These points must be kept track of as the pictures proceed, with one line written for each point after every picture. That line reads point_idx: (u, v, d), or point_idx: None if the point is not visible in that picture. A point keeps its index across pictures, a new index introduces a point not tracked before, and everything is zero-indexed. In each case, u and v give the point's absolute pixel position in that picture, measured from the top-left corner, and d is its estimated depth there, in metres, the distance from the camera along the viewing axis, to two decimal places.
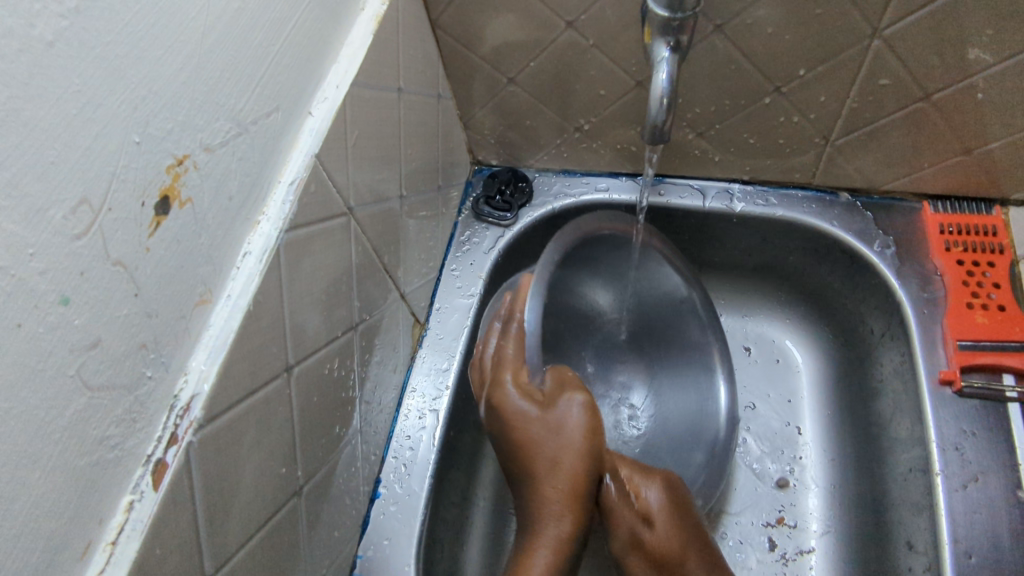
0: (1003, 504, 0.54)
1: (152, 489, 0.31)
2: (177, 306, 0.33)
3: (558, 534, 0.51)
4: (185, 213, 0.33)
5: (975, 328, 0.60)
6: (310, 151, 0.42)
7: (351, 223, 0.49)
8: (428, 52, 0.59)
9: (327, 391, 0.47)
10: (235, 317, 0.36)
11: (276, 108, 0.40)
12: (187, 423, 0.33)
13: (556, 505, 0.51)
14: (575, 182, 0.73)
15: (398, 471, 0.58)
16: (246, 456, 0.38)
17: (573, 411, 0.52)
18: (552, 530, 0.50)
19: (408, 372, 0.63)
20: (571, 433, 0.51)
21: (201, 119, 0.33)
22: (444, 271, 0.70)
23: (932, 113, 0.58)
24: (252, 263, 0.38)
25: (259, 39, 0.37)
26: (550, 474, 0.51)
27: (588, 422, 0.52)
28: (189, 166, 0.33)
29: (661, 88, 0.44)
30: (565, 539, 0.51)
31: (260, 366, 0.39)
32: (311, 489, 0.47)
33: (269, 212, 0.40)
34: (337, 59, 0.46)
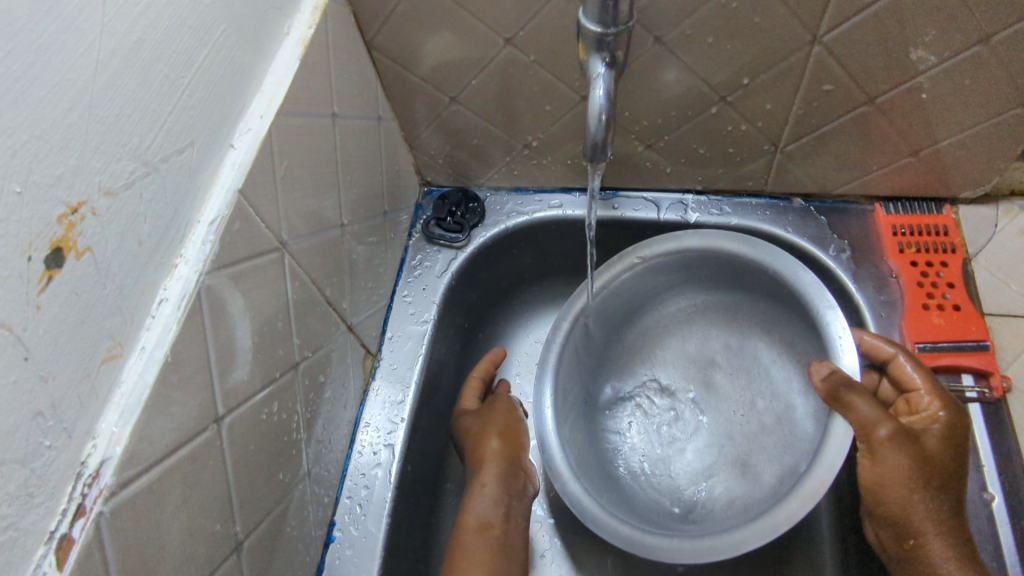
0: (969, 507, 0.53)
1: (56, 570, 0.28)
2: (79, 366, 0.30)
3: (485, 501, 0.53)
4: (82, 262, 0.30)
5: (932, 329, 0.60)
6: (231, 186, 0.40)
7: (285, 258, 0.46)
8: (364, 75, 0.58)
9: (267, 437, 0.45)
10: (150, 370, 0.34)
11: (190, 143, 0.37)
12: (97, 491, 0.31)
13: (486, 474, 0.55)
14: (527, 200, 0.72)
15: (353, 512, 0.56)
16: (173, 516, 0.35)
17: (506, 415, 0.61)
18: (481, 497, 0.54)
19: (361, 406, 0.61)
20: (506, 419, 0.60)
21: (98, 161, 0.31)
22: (396, 297, 0.68)
23: (877, 116, 0.58)
24: (169, 310, 0.35)
25: (164, 71, 0.35)
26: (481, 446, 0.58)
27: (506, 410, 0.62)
28: (86, 213, 0.30)
29: (599, 104, 0.43)
30: (489, 513, 0.52)
31: (185, 418, 0.36)
32: (254, 542, 0.44)
33: (188, 254, 0.37)
34: (260, 88, 0.44)
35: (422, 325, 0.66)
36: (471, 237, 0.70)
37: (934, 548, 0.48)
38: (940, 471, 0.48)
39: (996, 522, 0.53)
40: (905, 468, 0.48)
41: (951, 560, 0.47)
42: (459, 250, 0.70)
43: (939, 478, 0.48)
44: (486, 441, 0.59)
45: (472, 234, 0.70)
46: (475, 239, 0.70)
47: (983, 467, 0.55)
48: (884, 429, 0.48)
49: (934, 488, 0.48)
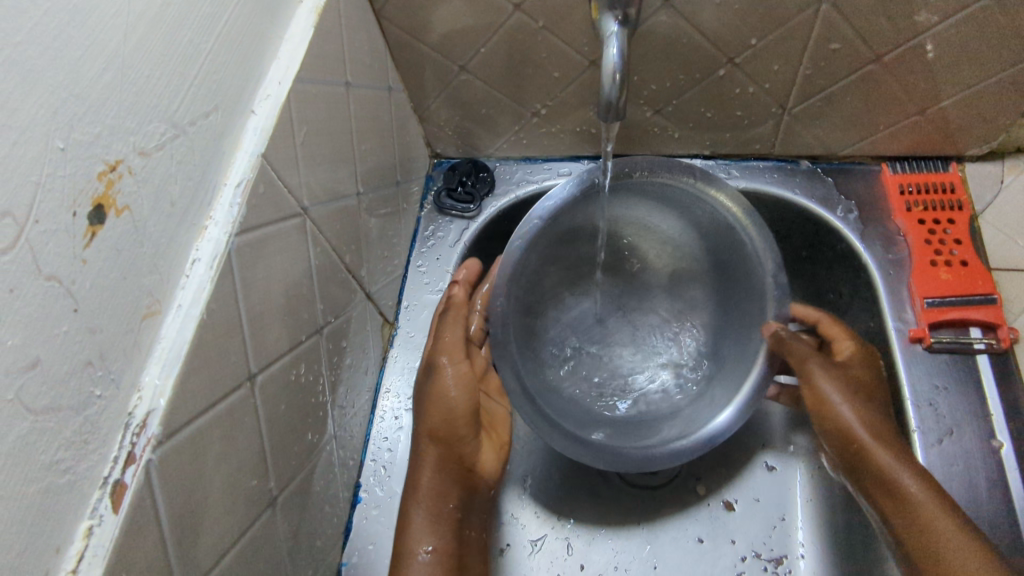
0: (978, 455, 0.55)
1: (112, 512, 0.30)
2: (123, 321, 0.31)
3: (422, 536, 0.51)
4: (122, 220, 0.31)
5: (941, 284, 0.61)
6: (255, 150, 0.41)
7: (307, 223, 0.47)
8: (375, 44, 0.58)
9: (296, 397, 0.46)
10: (188, 327, 0.35)
11: (214, 108, 0.38)
12: (145, 440, 0.32)
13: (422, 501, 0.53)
14: (536, 170, 0.73)
15: (378, 474, 0.58)
16: (214, 469, 0.37)
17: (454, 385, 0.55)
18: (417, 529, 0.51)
19: (381, 373, 0.62)
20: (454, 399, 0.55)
21: (132, 122, 0.32)
22: (410, 268, 0.69)
23: (884, 74, 0.59)
24: (202, 269, 0.36)
25: (188, 35, 0.35)
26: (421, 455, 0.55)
27: (461, 379, 0.55)
28: (123, 171, 0.31)
29: (613, 63, 0.44)
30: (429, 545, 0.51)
31: (221, 374, 0.37)
32: (287, 498, 0.45)
33: (216, 216, 0.38)
34: (277, 55, 0.45)
35: (437, 293, 0.67)
36: (481, 208, 0.71)
37: (896, 469, 0.52)
38: (870, 390, 0.58)
39: (1005, 469, 0.54)
40: (853, 413, 0.56)
41: (910, 473, 0.52)
42: (471, 220, 0.71)
43: (874, 403, 0.57)
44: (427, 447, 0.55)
45: (483, 204, 0.71)
46: (486, 209, 0.71)
47: (991, 416, 0.56)
48: (809, 362, 0.58)
49: (873, 413, 0.56)
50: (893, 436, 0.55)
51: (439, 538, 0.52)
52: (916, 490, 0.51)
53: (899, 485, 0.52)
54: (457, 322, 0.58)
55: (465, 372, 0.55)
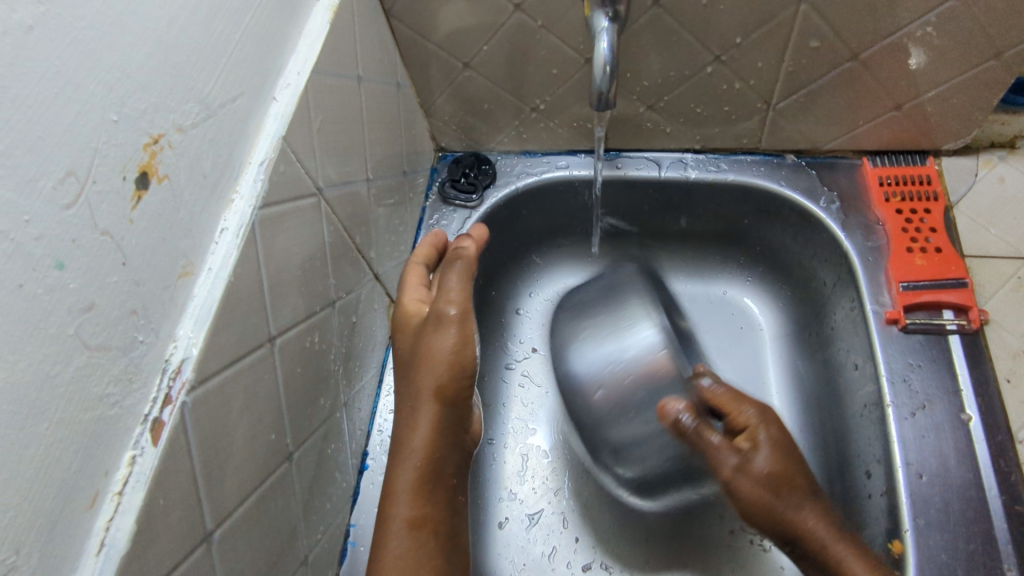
0: (949, 428, 0.58)
1: (151, 445, 0.34)
2: (162, 277, 0.35)
3: (409, 511, 0.48)
4: (163, 187, 0.35)
5: (916, 269, 0.65)
6: (276, 133, 0.45)
7: (322, 204, 0.51)
8: (384, 42, 0.62)
9: (310, 363, 0.50)
10: (218, 287, 0.39)
11: (241, 93, 0.42)
12: (180, 384, 0.36)
13: (408, 477, 0.48)
14: (536, 162, 0.77)
15: (385, 444, 0.62)
16: (238, 418, 0.40)
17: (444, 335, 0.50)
18: (402, 505, 0.48)
19: (387, 351, 0.66)
20: (441, 354, 0.49)
21: (172, 101, 0.36)
22: (416, 254, 0.73)
23: (861, 71, 0.63)
24: (230, 238, 0.40)
25: (220, 27, 0.39)
26: (407, 426, 0.50)
27: (465, 341, 0.50)
28: (165, 145, 0.35)
29: (604, 56, 0.48)
30: (412, 525, 0.47)
31: (245, 333, 0.41)
32: (302, 456, 0.49)
33: (242, 191, 0.42)
34: (297, 49, 0.49)
35: None
36: (483, 198, 0.75)
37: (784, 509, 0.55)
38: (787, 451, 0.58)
39: (974, 440, 0.57)
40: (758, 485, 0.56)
41: (810, 517, 0.54)
42: (473, 209, 0.75)
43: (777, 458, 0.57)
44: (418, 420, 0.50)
45: (485, 194, 0.75)
46: (488, 199, 0.75)
47: (961, 391, 0.59)
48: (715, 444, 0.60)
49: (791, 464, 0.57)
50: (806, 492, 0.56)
51: (423, 512, 0.48)
52: (817, 526, 0.53)
53: (797, 520, 0.54)
54: (469, 275, 0.53)
55: (462, 338, 0.50)
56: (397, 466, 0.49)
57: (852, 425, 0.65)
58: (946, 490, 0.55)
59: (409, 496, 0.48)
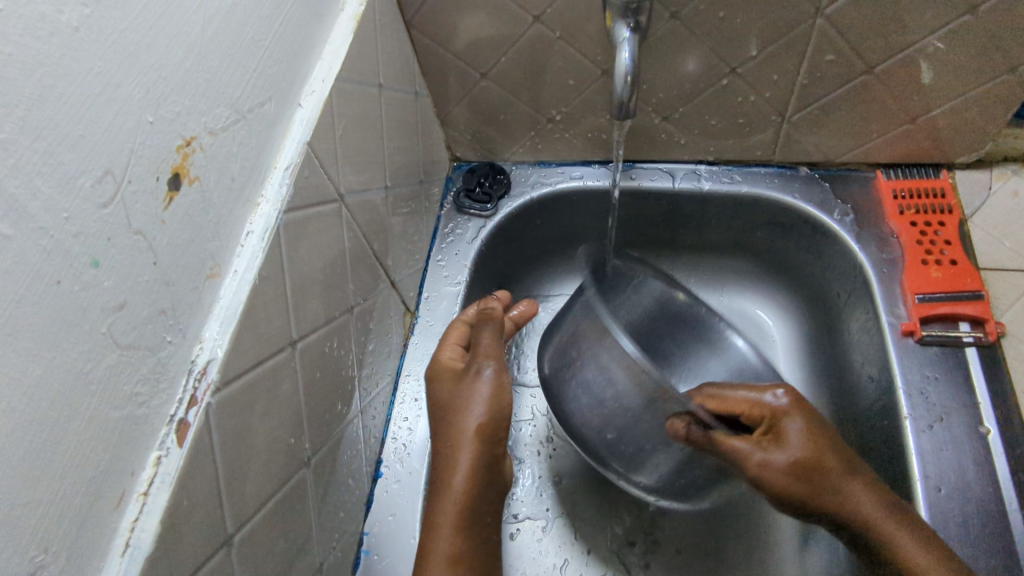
0: (968, 441, 0.58)
1: (177, 445, 0.34)
2: (190, 278, 0.36)
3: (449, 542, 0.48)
4: (193, 189, 0.35)
5: (932, 281, 0.65)
6: (302, 139, 0.45)
7: (343, 210, 0.52)
8: (404, 52, 0.63)
9: (329, 368, 0.50)
10: (243, 289, 0.39)
11: (268, 98, 0.42)
12: (205, 385, 0.36)
13: (450, 506, 0.50)
14: (550, 172, 0.77)
15: (399, 452, 0.61)
16: (260, 421, 0.40)
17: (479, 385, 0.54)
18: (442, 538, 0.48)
19: (401, 359, 0.66)
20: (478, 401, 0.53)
21: (204, 104, 0.36)
22: (430, 262, 0.73)
23: (876, 84, 0.63)
24: (255, 240, 0.40)
25: (250, 33, 0.40)
26: (447, 453, 0.52)
27: (501, 387, 0.54)
28: (196, 147, 0.35)
29: (625, 65, 0.48)
30: (455, 555, 0.48)
31: (268, 336, 0.41)
32: (319, 462, 0.49)
33: (268, 195, 0.42)
34: (321, 56, 0.49)
35: (456, 286, 0.71)
36: (498, 207, 0.75)
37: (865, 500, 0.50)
38: (825, 435, 0.53)
39: (992, 453, 0.57)
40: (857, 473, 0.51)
41: (865, 498, 0.50)
42: (488, 219, 0.75)
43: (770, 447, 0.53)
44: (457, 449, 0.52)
45: (499, 204, 0.75)
46: (502, 208, 0.75)
47: (979, 404, 0.59)
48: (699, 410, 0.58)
49: (830, 452, 0.52)
50: (854, 473, 0.51)
51: (462, 547, 0.49)
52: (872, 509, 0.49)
53: (847, 497, 0.50)
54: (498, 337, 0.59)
55: (497, 385, 0.54)
56: (436, 501, 0.50)
57: (865, 438, 0.65)
58: (965, 503, 0.55)
59: (451, 531, 0.49)
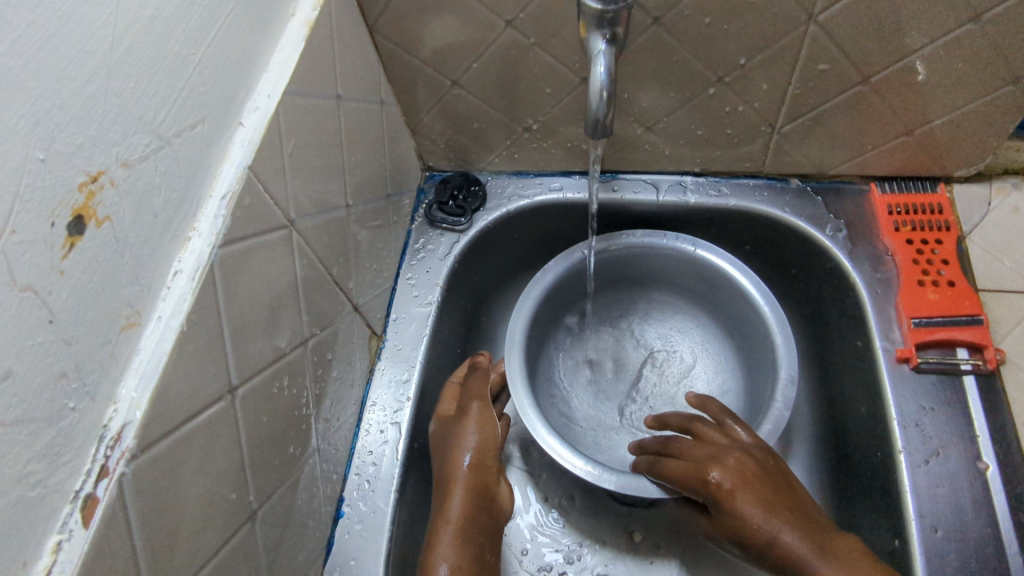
0: (966, 477, 0.55)
1: (82, 526, 0.29)
2: (100, 332, 0.31)
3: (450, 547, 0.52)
4: (102, 231, 0.31)
5: (928, 304, 0.61)
6: (242, 162, 0.41)
7: (294, 235, 0.47)
8: (367, 58, 0.58)
9: (278, 410, 0.46)
10: (168, 338, 0.35)
11: (201, 119, 0.38)
12: (119, 453, 0.31)
13: (451, 516, 0.53)
14: (528, 184, 0.73)
15: (362, 488, 0.57)
16: (191, 482, 0.36)
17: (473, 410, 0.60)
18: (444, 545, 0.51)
19: (367, 386, 0.62)
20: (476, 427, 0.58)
21: (115, 133, 0.32)
22: (400, 280, 0.68)
23: (872, 95, 0.59)
24: (184, 281, 0.36)
25: (176, 48, 0.35)
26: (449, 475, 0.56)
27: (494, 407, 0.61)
28: (105, 183, 0.31)
29: (600, 80, 0.44)
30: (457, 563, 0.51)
31: (201, 386, 0.37)
32: (267, 512, 0.45)
33: (201, 228, 0.38)
34: (267, 68, 0.45)
35: (426, 306, 0.67)
36: (472, 221, 0.71)
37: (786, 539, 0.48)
38: (754, 474, 0.51)
39: (991, 491, 0.54)
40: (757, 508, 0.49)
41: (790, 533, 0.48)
42: (462, 233, 0.71)
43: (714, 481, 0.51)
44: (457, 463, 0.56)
45: (474, 217, 0.71)
46: (477, 222, 0.71)
47: (978, 437, 0.56)
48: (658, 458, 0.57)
49: (765, 491, 0.50)
50: (785, 511, 0.49)
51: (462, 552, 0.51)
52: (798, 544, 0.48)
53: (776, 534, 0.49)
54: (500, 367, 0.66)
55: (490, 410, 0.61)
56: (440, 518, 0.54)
57: (858, 469, 0.62)
58: (961, 545, 0.52)
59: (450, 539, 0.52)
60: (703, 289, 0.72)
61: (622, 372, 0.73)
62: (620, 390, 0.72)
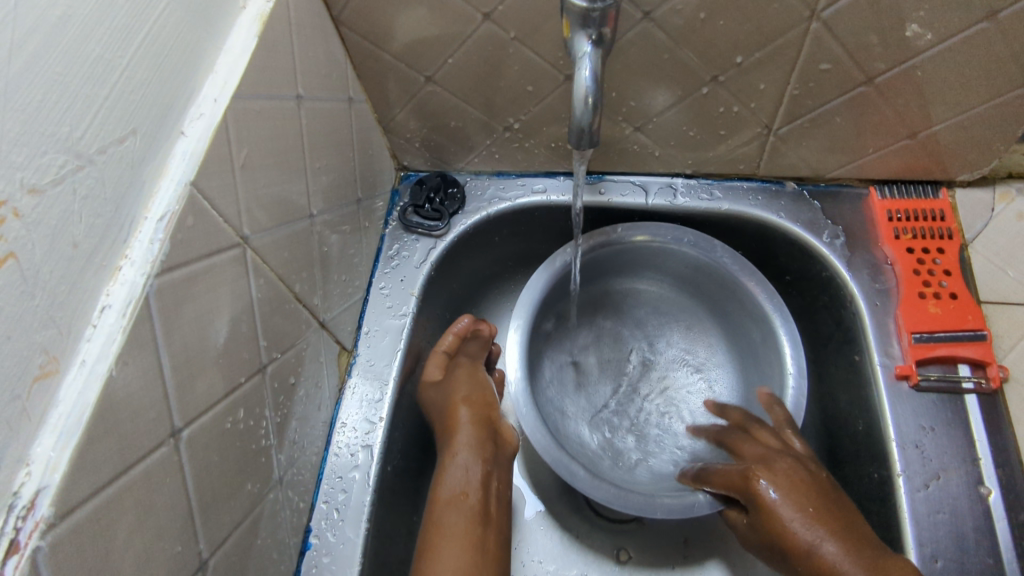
0: (967, 503, 0.52)
1: None
2: (6, 387, 0.27)
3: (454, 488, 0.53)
4: (5, 271, 0.27)
5: (929, 318, 0.58)
6: (182, 178, 0.36)
7: (248, 254, 0.43)
8: (332, 53, 0.54)
9: (232, 447, 0.42)
10: (93, 386, 0.30)
11: (132, 131, 0.33)
12: (32, 524, 0.27)
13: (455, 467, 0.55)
14: (509, 185, 0.69)
15: (331, 518, 0.53)
16: (125, 544, 0.32)
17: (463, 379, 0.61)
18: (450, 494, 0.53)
19: (337, 406, 0.58)
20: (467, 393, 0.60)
21: (18, 155, 0.27)
22: (372, 289, 0.64)
23: (875, 96, 0.55)
24: (113, 318, 0.32)
25: (96, 52, 0.31)
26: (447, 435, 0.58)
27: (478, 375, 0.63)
28: (7, 214, 0.27)
29: (586, 86, 0.40)
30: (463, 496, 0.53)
31: (135, 435, 0.33)
32: (221, 558, 0.41)
33: (134, 255, 0.34)
34: (213, 68, 0.40)
35: (401, 318, 0.62)
36: (450, 225, 0.67)
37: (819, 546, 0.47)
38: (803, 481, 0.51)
39: (993, 517, 0.51)
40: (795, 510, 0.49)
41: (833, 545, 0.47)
42: (439, 239, 0.66)
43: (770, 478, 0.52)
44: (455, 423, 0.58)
45: (452, 222, 0.67)
46: (455, 226, 0.67)
47: (979, 460, 0.53)
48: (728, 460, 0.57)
49: (812, 498, 0.50)
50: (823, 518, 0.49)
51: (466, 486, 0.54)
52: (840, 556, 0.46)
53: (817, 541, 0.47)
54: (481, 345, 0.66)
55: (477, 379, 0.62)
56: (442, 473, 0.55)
57: (854, 490, 0.59)
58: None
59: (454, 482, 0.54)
60: (701, 283, 0.69)
61: (610, 372, 0.70)
62: (612, 390, 0.69)
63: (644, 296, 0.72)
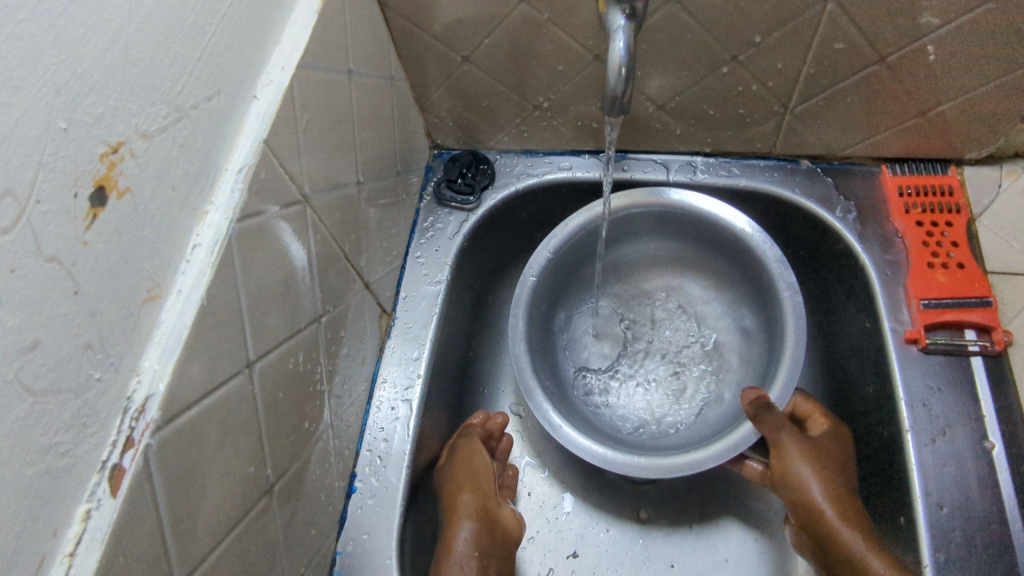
0: (971, 456, 0.55)
1: (110, 496, 0.30)
2: (123, 305, 0.31)
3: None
4: (124, 203, 0.31)
5: (937, 286, 0.61)
6: (257, 136, 0.40)
7: (307, 211, 0.47)
8: (377, 34, 0.58)
9: (293, 386, 0.46)
10: (188, 312, 0.35)
11: (217, 92, 0.38)
12: (144, 424, 0.32)
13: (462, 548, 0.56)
14: (537, 163, 0.72)
15: (374, 464, 0.58)
16: (212, 455, 0.37)
17: (475, 456, 0.61)
18: None
19: (378, 363, 0.62)
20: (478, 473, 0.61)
21: (134, 104, 0.31)
22: (409, 259, 0.68)
23: (886, 75, 0.59)
24: (203, 255, 0.36)
25: (192, 18, 0.35)
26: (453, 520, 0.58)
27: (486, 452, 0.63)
28: (125, 154, 0.31)
29: (619, 57, 0.44)
30: None
31: (220, 360, 0.37)
32: (283, 487, 0.45)
33: (218, 201, 0.38)
34: (280, 41, 0.44)
35: (436, 285, 0.67)
36: (481, 200, 0.71)
37: (842, 529, 0.55)
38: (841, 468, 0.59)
39: (997, 469, 0.54)
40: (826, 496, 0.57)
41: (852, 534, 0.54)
42: (471, 212, 0.70)
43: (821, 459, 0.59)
44: (461, 505, 0.59)
45: (483, 196, 0.71)
46: (486, 201, 0.71)
47: (984, 417, 0.57)
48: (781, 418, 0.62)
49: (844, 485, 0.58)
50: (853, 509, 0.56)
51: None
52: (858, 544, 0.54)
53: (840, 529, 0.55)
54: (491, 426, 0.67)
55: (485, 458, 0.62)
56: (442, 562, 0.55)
57: (864, 449, 0.62)
58: (966, 522, 0.53)
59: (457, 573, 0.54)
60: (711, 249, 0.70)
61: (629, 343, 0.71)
62: (631, 352, 0.71)
63: (660, 259, 0.73)
